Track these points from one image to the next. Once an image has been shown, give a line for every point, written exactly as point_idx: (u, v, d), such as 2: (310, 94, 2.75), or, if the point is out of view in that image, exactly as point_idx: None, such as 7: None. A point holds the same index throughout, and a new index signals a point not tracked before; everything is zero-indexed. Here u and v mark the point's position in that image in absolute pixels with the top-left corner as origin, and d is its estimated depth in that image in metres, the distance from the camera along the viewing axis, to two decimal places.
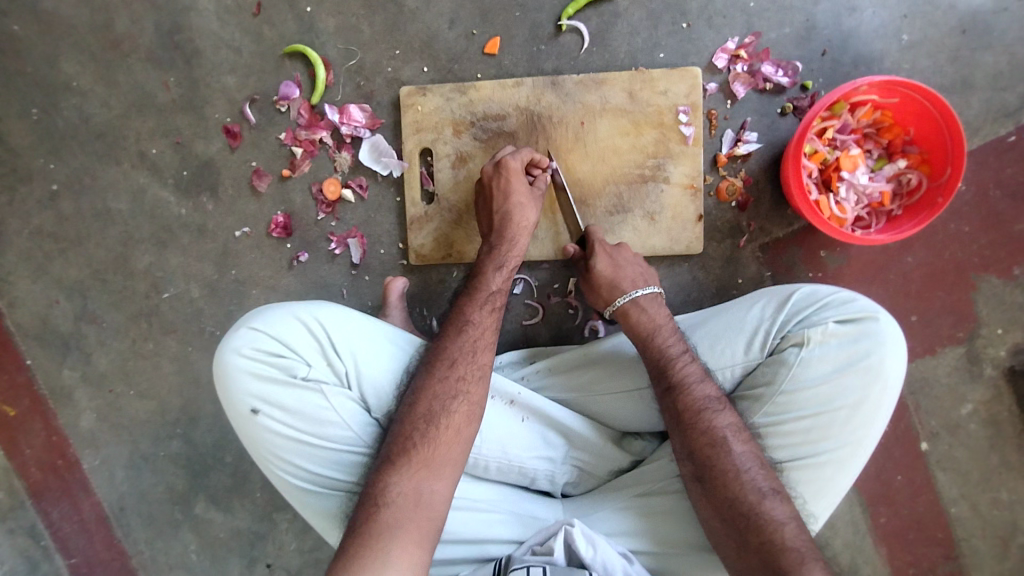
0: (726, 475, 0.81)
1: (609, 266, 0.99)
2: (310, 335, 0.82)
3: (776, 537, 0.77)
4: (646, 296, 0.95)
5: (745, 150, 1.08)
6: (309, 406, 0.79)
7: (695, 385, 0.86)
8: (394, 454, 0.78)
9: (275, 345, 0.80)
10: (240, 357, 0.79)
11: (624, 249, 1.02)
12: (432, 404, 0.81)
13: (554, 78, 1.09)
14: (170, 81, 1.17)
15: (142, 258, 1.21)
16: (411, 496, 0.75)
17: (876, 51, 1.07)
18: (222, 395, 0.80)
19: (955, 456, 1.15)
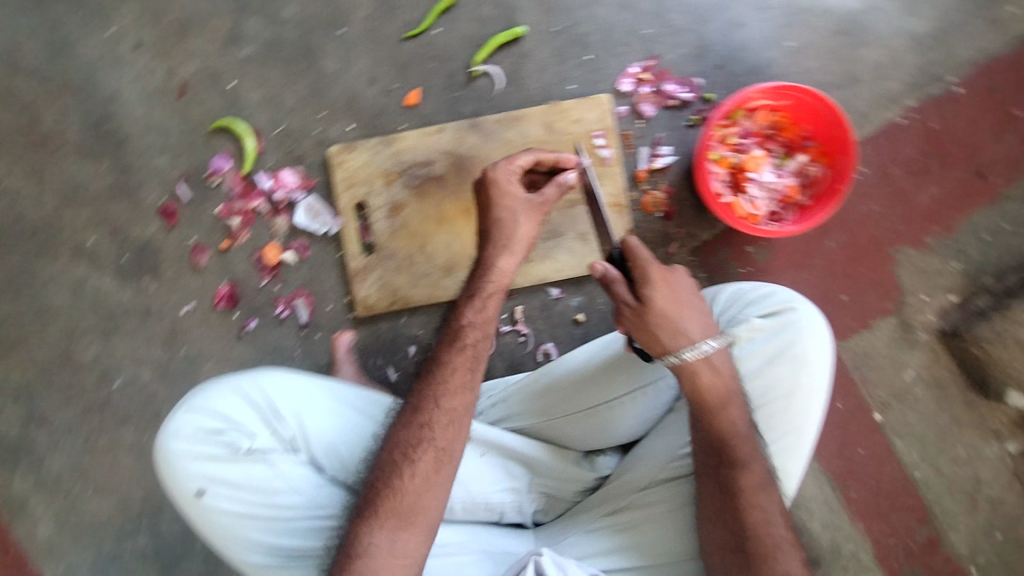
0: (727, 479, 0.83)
1: (671, 304, 0.83)
2: (251, 406, 0.83)
3: (758, 530, 0.81)
4: (717, 351, 0.84)
5: (662, 163, 1.14)
6: (256, 477, 0.80)
7: (727, 404, 0.84)
8: (364, 504, 0.79)
9: (215, 422, 0.81)
10: (180, 439, 0.79)
11: (680, 276, 0.87)
12: (394, 452, 0.81)
13: (474, 119, 1.15)
14: (100, 170, 1.18)
15: (88, 350, 1.19)
16: (385, 545, 0.76)
17: (767, 58, 1.15)
18: (164, 481, 0.80)
19: (908, 421, 1.19)
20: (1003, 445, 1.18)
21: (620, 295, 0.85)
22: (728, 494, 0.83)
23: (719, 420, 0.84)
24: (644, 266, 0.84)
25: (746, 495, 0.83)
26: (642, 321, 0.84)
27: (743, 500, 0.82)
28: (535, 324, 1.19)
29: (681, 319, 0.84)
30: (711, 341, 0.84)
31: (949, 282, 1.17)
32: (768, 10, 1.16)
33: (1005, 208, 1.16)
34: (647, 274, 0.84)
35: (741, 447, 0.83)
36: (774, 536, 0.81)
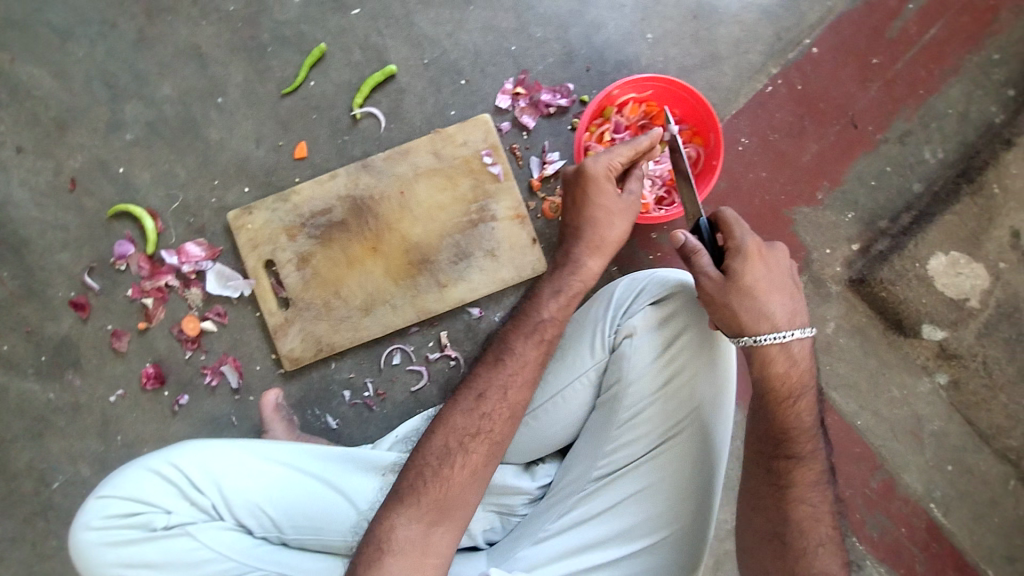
0: (768, 412, 0.87)
1: (759, 281, 0.85)
2: (163, 482, 0.83)
3: (795, 461, 0.84)
4: (799, 342, 0.86)
5: (553, 169, 1.18)
6: (178, 552, 0.81)
7: (775, 358, 0.85)
8: (404, 494, 0.81)
9: (127, 506, 0.81)
10: (93, 530, 0.80)
11: (780, 257, 0.88)
12: (448, 440, 0.84)
13: (364, 160, 1.18)
14: (5, 275, 1.19)
15: (22, 456, 1.18)
16: (420, 540, 0.79)
17: (632, 54, 1.21)
18: (90, 571, 0.81)
19: (839, 372, 1.22)
20: (934, 378, 1.21)
21: (701, 264, 0.88)
22: (769, 427, 0.87)
23: (773, 360, 0.85)
24: (739, 239, 0.87)
25: (788, 427, 0.85)
26: (718, 294, 0.86)
27: (783, 433, 0.85)
28: (463, 345, 1.19)
29: (755, 297, 0.85)
30: (795, 330, 0.86)
31: (846, 233, 1.21)
32: (623, 9, 1.21)
33: (883, 152, 1.21)
34: (743, 247, 0.86)
35: (788, 382, 0.85)
36: (808, 467, 0.84)
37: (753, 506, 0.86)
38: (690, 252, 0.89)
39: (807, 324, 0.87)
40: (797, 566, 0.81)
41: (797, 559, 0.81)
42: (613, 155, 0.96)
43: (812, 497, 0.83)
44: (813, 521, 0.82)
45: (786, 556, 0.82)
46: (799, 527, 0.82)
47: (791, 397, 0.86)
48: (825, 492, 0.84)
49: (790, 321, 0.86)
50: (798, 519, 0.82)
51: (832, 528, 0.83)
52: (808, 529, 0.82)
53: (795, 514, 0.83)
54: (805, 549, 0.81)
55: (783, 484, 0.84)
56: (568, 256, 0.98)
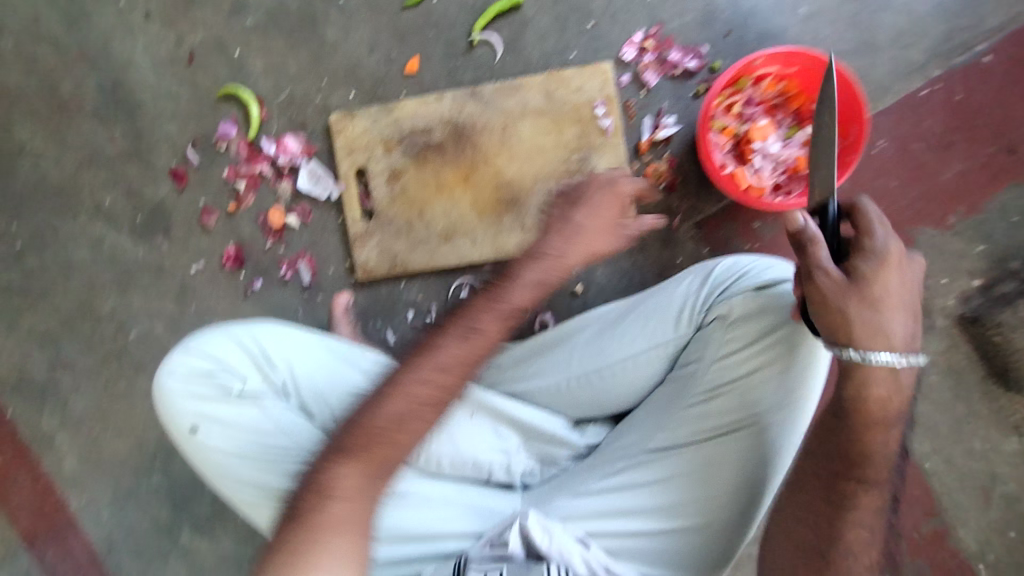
0: (848, 431, 0.76)
1: (890, 293, 0.73)
2: (244, 352, 0.87)
3: (863, 485, 0.76)
4: (909, 368, 0.75)
5: (665, 134, 1.12)
6: (248, 418, 0.84)
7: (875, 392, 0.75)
8: (354, 448, 0.80)
9: (210, 365, 0.85)
10: (174, 380, 0.83)
11: (916, 270, 0.76)
12: (404, 404, 0.82)
13: (473, 87, 1.14)
14: (116, 133, 1.23)
15: (107, 303, 1.27)
16: (361, 490, 0.77)
17: (780, 25, 1.10)
18: (162, 421, 0.84)
19: (918, 411, 1.14)
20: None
21: (818, 258, 0.73)
22: (847, 447, 0.76)
23: (880, 384, 0.74)
24: (874, 238, 0.73)
25: (868, 450, 0.76)
26: (834, 297, 0.73)
27: (862, 454, 0.76)
28: None
29: (878, 309, 0.72)
30: (908, 353, 0.74)
31: (971, 266, 1.10)
32: None
33: None
34: (879, 248, 0.73)
35: (886, 409, 0.75)
36: (875, 494, 0.76)
37: (798, 520, 0.79)
38: (803, 240, 0.73)
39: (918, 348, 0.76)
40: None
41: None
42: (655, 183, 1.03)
43: (867, 523, 0.76)
44: (862, 547, 0.75)
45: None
46: (845, 549, 0.75)
47: (885, 421, 0.75)
48: (880, 521, 0.77)
49: (907, 344, 0.74)
50: (845, 542, 0.76)
51: (877, 557, 0.76)
52: (860, 554, 0.75)
53: (845, 536, 0.76)
54: (846, 572, 0.75)
55: (840, 503, 0.77)
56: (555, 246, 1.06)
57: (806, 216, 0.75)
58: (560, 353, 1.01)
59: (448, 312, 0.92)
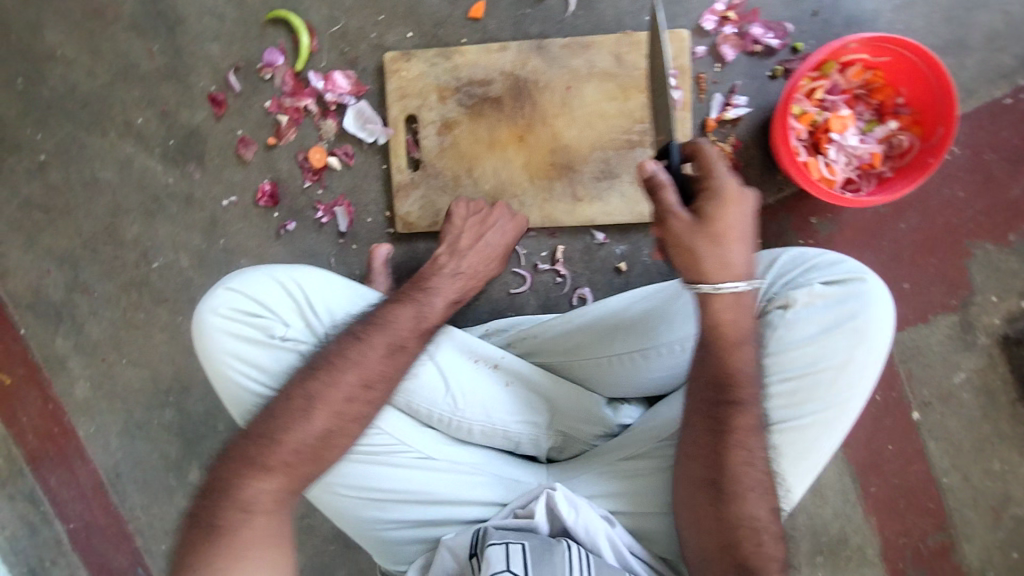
0: (712, 358, 0.81)
1: (729, 228, 0.76)
2: (287, 296, 0.83)
3: (737, 408, 0.79)
4: (749, 293, 0.79)
5: (735, 114, 1.06)
6: (286, 365, 0.81)
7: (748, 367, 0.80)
8: (270, 464, 0.75)
9: (252, 305, 0.81)
10: (217, 316, 0.80)
11: (751, 202, 0.78)
12: (325, 418, 0.77)
13: (540, 41, 1.08)
14: (153, 48, 1.16)
15: (131, 229, 1.22)
16: (277, 505, 0.74)
17: (870, 11, 1.04)
18: (200, 355, 0.81)
19: (947, 426, 1.12)
20: None
21: (670, 203, 0.76)
22: (715, 374, 0.80)
23: (731, 314, 0.79)
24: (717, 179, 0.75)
25: (732, 373, 0.80)
26: (683, 238, 0.77)
27: (726, 378, 0.80)
28: (575, 266, 1.15)
29: (721, 244, 0.76)
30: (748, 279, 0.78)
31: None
32: None
33: None
34: (719, 189, 0.75)
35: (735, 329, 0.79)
36: (749, 415, 0.80)
37: (690, 454, 0.81)
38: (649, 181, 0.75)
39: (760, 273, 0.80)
40: (729, 517, 0.78)
41: (731, 507, 0.78)
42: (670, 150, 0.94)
43: (748, 443, 0.79)
44: (750, 467, 0.79)
45: (721, 504, 0.79)
46: (730, 473, 0.79)
47: (739, 343, 0.79)
48: (761, 440, 0.80)
49: (746, 271, 0.78)
50: (733, 464, 0.79)
51: (765, 473, 0.80)
52: (741, 474, 0.79)
53: (732, 460, 0.79)
54: (741, 493, 0.78)
55: (726, 432, 0.79)
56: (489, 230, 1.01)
57: (655, 164, 0.76)
58: (603, 330, 0.97)
59: (360, 317, 0.83)
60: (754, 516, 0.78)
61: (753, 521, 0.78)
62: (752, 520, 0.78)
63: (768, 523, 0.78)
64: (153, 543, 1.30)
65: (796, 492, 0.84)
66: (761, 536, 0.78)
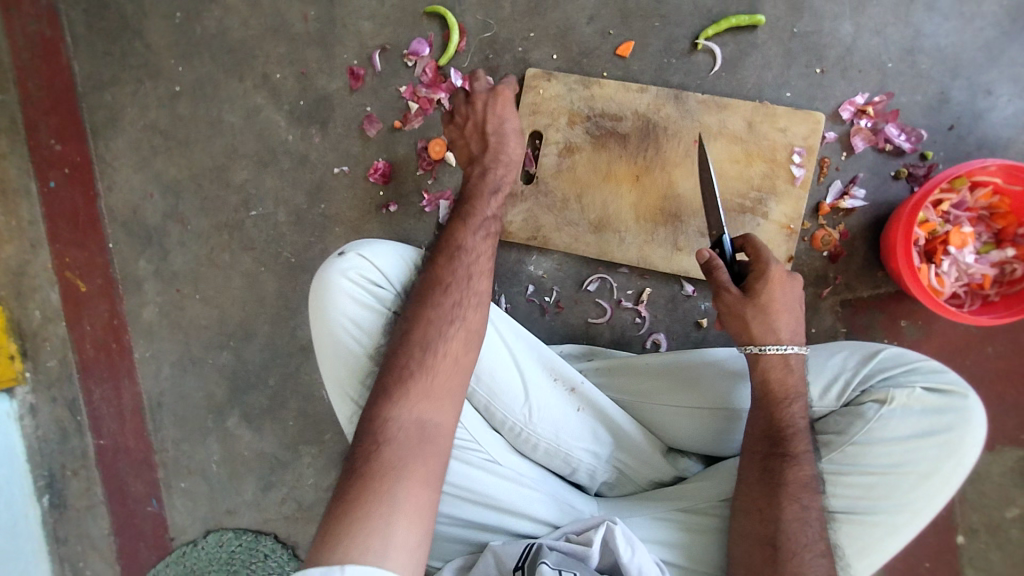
0: (763, 410, 0.84)
1: (776, 301, 0.85)
2: (408, 275, 0.89)
3: (790, 462, 0.81)
4: (797, 357, 0.85)
5: (850, 204, 1.08)
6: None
7: (798, 434, 0.83)
8: (391, 387, 0.77)
9: (376, 275, 0.87)
10: (345, 279, 0.85)
11: (797, 281, 0.88)
12: (427, 333, 0.80)
13: (679, 91, 1.11)
14: (310, 13, 1.23)
15: (240, 173, 1.26)
16: (416, 431, 0.74)
17: (1003, 138, 1.07)
18: (318, 310, 0.85)
19: (990, 558, 1.10)
20: None
21: (722, 281, 0.86)
22: (766, 427, 0.84)
23: (778, 371, 0.84)
24: (766, 262, 0.85)
25: (783, 427, 0.83)
26: (737, 309, 0.85)
27: (778, 431, 0.82)
28: (657, 311, 1.16)
29: (771, 316, 0.85)
30: (796, 345, 0.85)
31: None
32: None
33: None
34: (767, 270, 0.85)
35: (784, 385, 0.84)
36: (802, 469, 0.81)
37: (743, 507, 0.81)
38: (705, 261, 0.86)
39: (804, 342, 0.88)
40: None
41: (789, 565, 0.76)
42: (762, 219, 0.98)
43: (803, 500, 0.79)
44: (804, 525, 0.78)
45: (778, 563, 0.77)
46: (788, 530, 0.78)
47: (785, 399, 0.84)
48: (816, 498, 0.80)
49: (794, 337, 0.85)
50: (789, 520, 0.78)
51: (821, 537, 0.78)
52: (795, 531, 0.78)
53: (786, 514, 0.78)
54: (799, 552, 0.77)
55: (781, 486, 0.80)
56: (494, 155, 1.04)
57: (709, 251, 0.87)
58: (683, 375, 0.97)
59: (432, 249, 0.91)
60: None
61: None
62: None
63: None
64: (174, 479, 1.31)
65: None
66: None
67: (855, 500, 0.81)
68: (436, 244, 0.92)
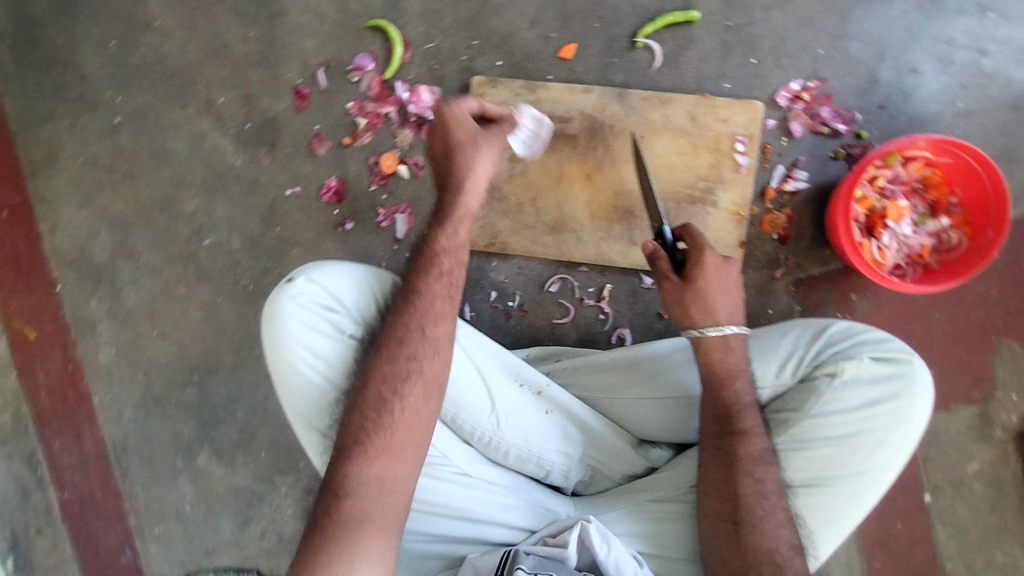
0: (711, 392, 0.87)
1: (713, 286, 0.86)
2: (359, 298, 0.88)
3: (740, 439, 0.84)
4: (736, 336, 0.87)
5: (794, 186, 1.12)
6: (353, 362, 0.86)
7: (747, 410, 0.85)
8: (351, 444, 0.78)
9: (327, 299, 0.86)
10: (294, 304, 0.84)
11: (736, 267, 0.89)
12: (384, 388, 0.80)
13: (622, 89, 1.13)
14: (249, 35, 1.21)
15: (189, 203, 1.23)
16: (377, 482, 0.76)
17: (931, 113, 1.12)
18: (271, 340, 0.84)
19: (956, 514, 1.14)
20: None
21: (662, 270, 0.89)
22: (716, 408, 0.86)
23: (718, 352, 0.86)
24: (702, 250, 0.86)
25: (731, 405, 0.85)
26: (677, 297, 0.88)
27: (727, 410, 0.85)
28: (620, 305, 1.17)
29: (708, 302, 0.86)
30: (737, 327, 0.87)
31: None
32: (947, 65, 1.12)
33: None
34: (703, 258, 0.86)
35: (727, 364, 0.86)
36: (755, 444, 0.84)
37: (705, 489, 0.84)
38: (648, 252, 0.90)
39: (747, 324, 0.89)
40: (749, 551, 0.79)
41: (752, 539, 0.80)
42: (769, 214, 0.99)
43: (758, 474, 0.82)
44: (761, 498, 0.81)
45: (740, 537, 0.80)
46: (746, 505, 0.81)
47: (731, 377, 0.86)
48: (771, 471, 0.83)
49: (732, 317, 0.87)
50: (745, 495, 0.81)
51: (780, 508, 0.81)
52: (753, 505, 0.81)
53: (742, 490, 0.82)
54: (759, 524, 0.80)
55: (735, 464, 0.83)
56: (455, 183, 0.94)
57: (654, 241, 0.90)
58: (643, 366, 0.98)
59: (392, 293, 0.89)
60: (776, 550, 0.79)
61: (773, 555, 0.79)
62: (772, 554, 0.79)
63: (790, 558, 0.79)
64: (147, 524, 1.26)
65: (817, 557, 0.84)
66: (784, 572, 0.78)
67: (816, 472, 0.84)
68: (398, 288, 0.88)
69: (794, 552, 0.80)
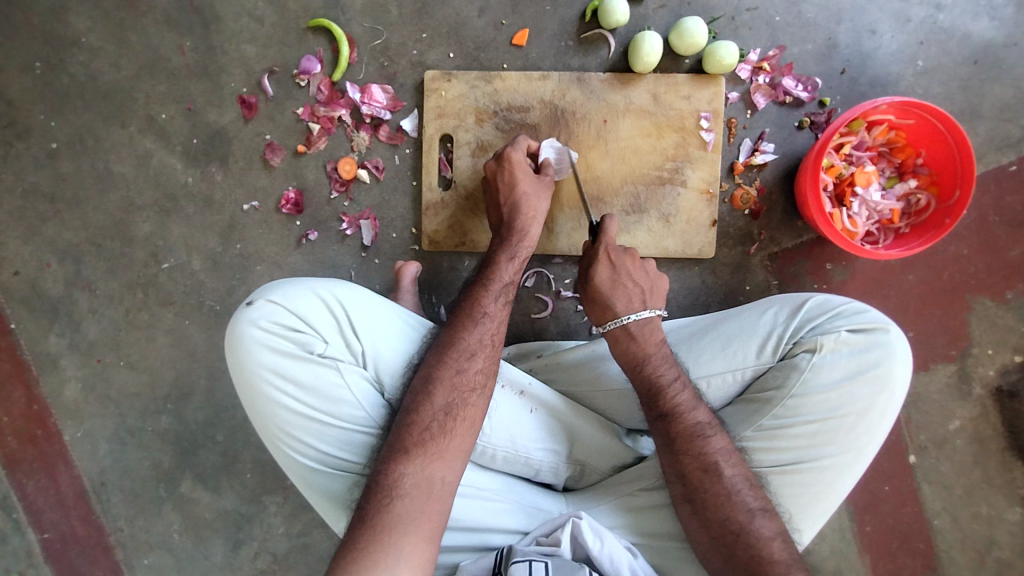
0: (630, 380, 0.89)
1: (604, 279, 0.94)
2: (329, 313, 0.84)
3: (672, 418, 0.84)
4: (637, 324, 0.90)
5: (762, 159, 1.11)
6: (324, 383, 0.81)
7: (668, 389, 0.85)
8: (410, 445, 0.78)
9: (293, 320, 0.83)
10: (257, 328, 0.82)
11: (629, 261, 0.95)
12: (449, 397, 0.81)
13: (580, 74, 1.10)
14: (185, 45, 1.15)
15: (143, 226, 1.18)
16: (422, 484, 0.75)
17: (893, 74, 1.11)
18: (237, 368, 0.82)
19: (940, 470, 1.16)
20: None
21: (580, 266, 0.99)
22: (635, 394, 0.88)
23: (621, 341, 0.91)
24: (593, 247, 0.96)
25: (648, 388, 0.86)
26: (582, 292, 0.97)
27: (648, 393, 0.86)
28: None
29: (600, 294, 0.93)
30: (633, 313, 0.91)
31: (1017, 341, 1.13)
32: (906, 23, 1.10)
33: None
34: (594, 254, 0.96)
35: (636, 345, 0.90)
36: (687, 420, 0.84)
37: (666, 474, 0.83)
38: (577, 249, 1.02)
39: (652, 308, 0.92)
40: (709, 523, 0.79)
41: (710, 513, 0.79)
42: (711, 210, 1.10)
43: (696, 450, 0.82)
44: (707, 473, 0.80)
45: (699, 513, 0.80)
46: (690, 480, 0.81)
47: (640, 363, 0.88)
48: (710, 441, 0.82)
49: (631, 305, 0.92)
50: (689, 473, 0.81)
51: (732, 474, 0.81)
52: (696, 480, 0.80)
53: (687, 468, 0.81)
54: (711, 497, 0.79)
55: (673, 444, 0.83)
56: (513, 218, 0.97)
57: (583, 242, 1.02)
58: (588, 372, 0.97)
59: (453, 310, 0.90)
60: (739, 518, 0.78)
61: (731, 525, 0.78)
62: (729, 524, 0.78)
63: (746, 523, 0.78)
64: (135, 557, 1.23)
65: (806, 528, 0.84)
66: (748, 538, 0.77)
67: (804, 451, 0.84)
68: (455, 309, 0.90)
69: (754, 514, 0.78)
